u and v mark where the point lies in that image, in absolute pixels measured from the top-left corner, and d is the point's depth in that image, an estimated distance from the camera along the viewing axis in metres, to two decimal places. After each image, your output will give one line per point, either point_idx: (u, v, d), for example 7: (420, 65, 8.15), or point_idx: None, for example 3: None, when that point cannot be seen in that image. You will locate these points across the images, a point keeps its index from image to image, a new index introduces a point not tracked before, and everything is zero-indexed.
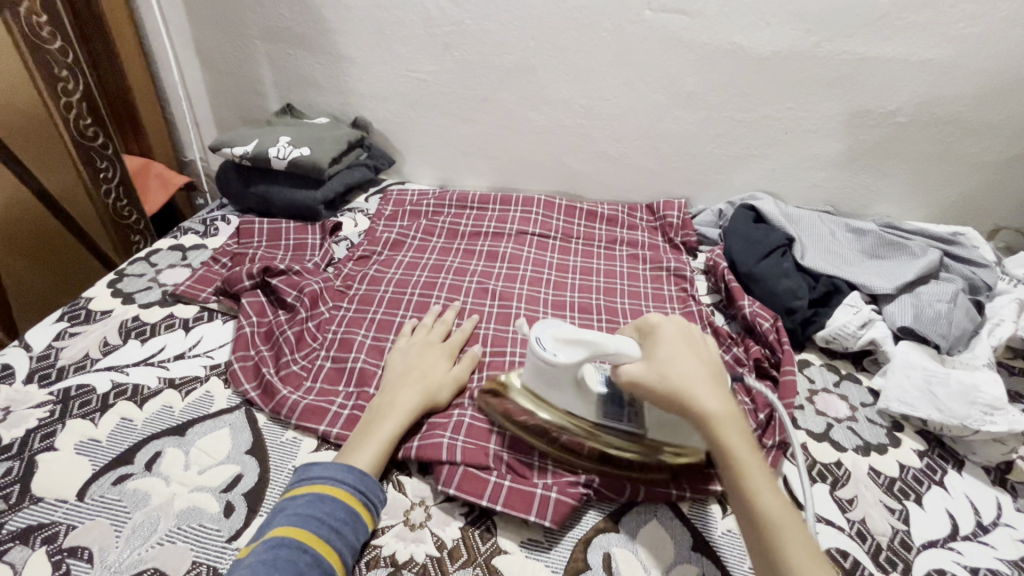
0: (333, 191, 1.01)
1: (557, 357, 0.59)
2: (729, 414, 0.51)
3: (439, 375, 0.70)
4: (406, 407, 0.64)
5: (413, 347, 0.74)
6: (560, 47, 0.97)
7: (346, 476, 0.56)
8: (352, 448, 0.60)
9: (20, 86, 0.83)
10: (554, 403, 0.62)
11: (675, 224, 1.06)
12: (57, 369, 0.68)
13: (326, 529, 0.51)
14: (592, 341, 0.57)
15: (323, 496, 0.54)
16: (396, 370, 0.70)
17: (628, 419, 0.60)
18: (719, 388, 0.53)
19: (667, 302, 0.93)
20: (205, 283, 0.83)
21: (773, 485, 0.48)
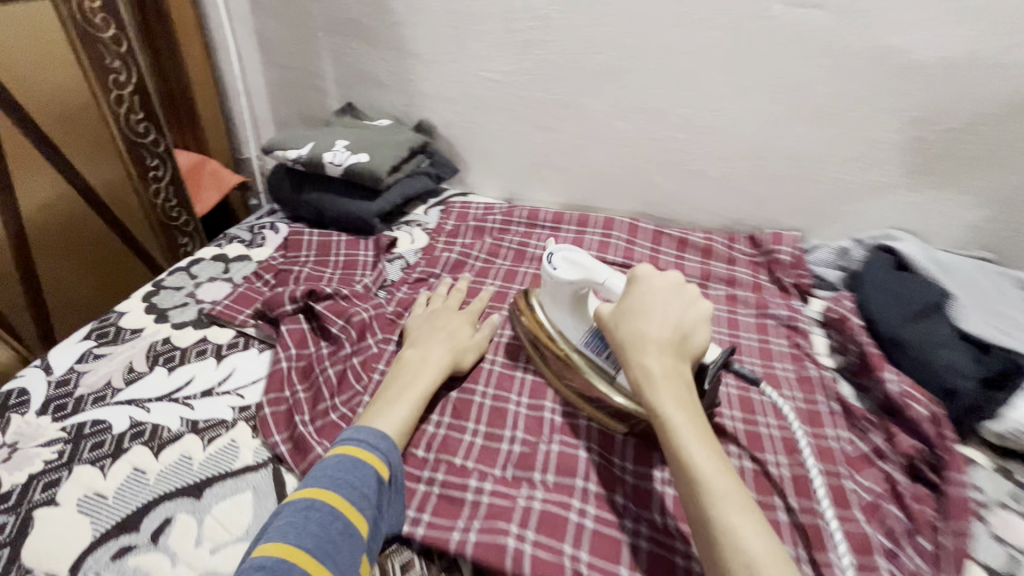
0: (390, 203, 0.90)
1: (557, 271, 0.63)
2: (668, 377, 0.49)
3: (463, 339, 0.68)
4: (435, 366, 0.63)
5: (433, 312, 0.72)
6: (661, 47, 0.82)
7: (380, 442, 0.54)
8: (380, 406, 0.59)
9: (69, 77, 0.77)
10: (554, 321, 0.65)
11: (783, 263, 0.89)
12: (74, 400, 0.60)
13: (358, 496, 0.49)
14: (592, 269, 0.61)
15: (354, 460, 0.51)
16: (421, 331, 0.69)
17: (608, 357, 0.60)
18: (669, 349, 0.51)
19: (776, 360, 0.77)
20: (245, 302, 0.74)
21: (712, 455, 0.45)
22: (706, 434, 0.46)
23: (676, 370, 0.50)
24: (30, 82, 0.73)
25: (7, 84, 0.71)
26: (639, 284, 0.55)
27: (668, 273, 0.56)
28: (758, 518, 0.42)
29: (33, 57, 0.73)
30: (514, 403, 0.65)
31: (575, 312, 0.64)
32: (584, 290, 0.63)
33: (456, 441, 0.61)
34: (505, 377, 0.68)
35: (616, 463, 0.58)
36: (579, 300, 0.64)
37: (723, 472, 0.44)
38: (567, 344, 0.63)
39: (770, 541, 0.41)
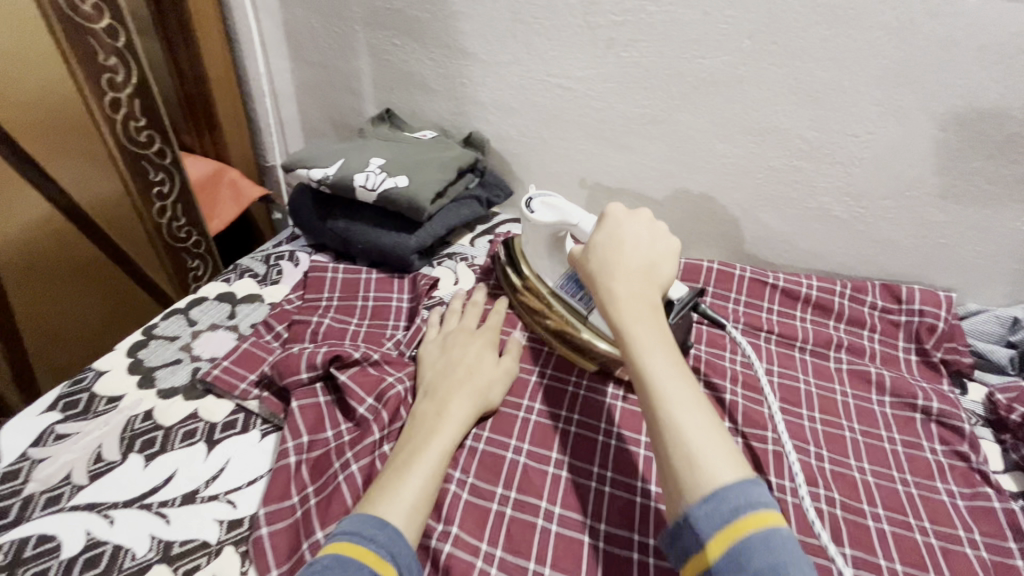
0: (432, 237, 0.74)
1: (532, 215, 0.62)
2: (627, 293, 0.49)
3: (487, 369, 0.57)
4: (457, 418, 0.52)
5: (449, 340, 0.60)
6: (794, 52, 0.63)
7: (377, 534, 0.41)
8: (388, 484, 0.46)
9: (51, 77, 0.64)
10: (533, 264, 0.65)
11: (936, 332, 0.69)
12: (21, 501, 0.47)
13: None
14: (567, 212, 0.60)
15: (346, 561, 0.39)
16: (437, 372, 0.57)
17: (581, 299, 0.61)
18: (634, 269, 0.51)
19: (936, 477, 0.58)
20: (250, 364, 0.59)
21: (669, 362, 0.45)
22: (666, 346, 0.46)
23: (642, 291, 0.50)
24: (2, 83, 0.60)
25: None
26: (612, 218, 0.56)
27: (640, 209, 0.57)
28: (708, 418, 0.42)
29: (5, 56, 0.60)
30: (589, 532, 0.49)
31: (551, 255, 0.64)
32: (562, 232, 0.62)
33: None
34: (574, 487, 0.52)
35: None
36: (557, 241, 0.63)
37: (679, 380, 0.44)
38: (544, 287, 0.64)
39: (715, 437, 0.41)
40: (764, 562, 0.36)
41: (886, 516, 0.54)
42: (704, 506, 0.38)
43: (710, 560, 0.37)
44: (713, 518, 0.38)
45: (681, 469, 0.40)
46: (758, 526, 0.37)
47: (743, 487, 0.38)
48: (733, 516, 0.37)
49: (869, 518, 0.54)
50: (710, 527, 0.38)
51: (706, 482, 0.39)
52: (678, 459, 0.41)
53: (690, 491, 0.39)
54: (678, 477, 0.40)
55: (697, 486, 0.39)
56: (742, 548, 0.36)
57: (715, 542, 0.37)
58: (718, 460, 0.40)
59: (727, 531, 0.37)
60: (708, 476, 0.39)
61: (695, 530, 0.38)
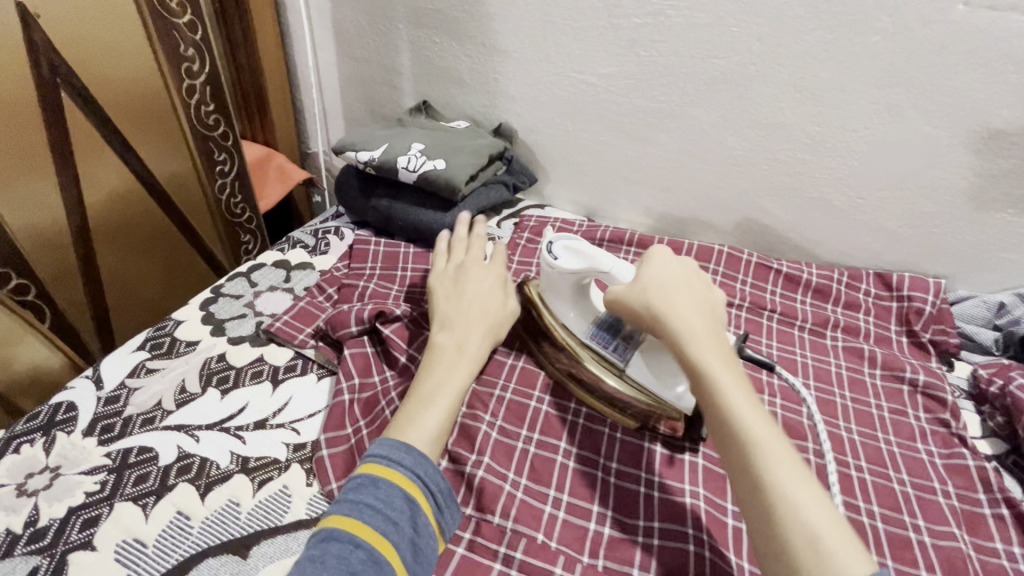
0: (465, 216, 0.81)
1: (558, 262, 0.60)
2: (712, 350, 0.48)
3: (495, 309, 0.63)
4: (473, 357, 0.59)
5: (462, 278, 0.66)
6: (798, 53, 0.70)
7: (403, 456, 0.48)
8: (412, 413, 0.53)
9: (141, 67, 0.74)
10: (556, 310, 0.63)
11: (924, 315, 0.75)
12: (122, 420, 0.55)
13: (382, 518, 0.44)
14: (596, 258, 0.58)
15: (378, 480, 0.47)
16: (451, 311, 0.62)
17: (614, 349, 0.59)
18: (709, 326, 0.50)
19: (919, 439, 0.64)
20: (306, 319, 0.67)
21: (769, 429, 0.43)
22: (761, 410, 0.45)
23: (717, 341, 0.49)
24: (106, 68, 0.70)
25: (82, 79, 0.68)
26: (663, 257, 0.56)
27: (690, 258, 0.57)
28: (818, 491, 0.40)
29: (106, 49, 0.69)
30: (601, 469, 0.57)
31: (577, 302, 0.62)
32: (586, 279, 0.60)
33: (536, 512, 0.53)
34: (590, 433, 0.60)
35: (732, 562, 0.50)
36: (582, 288, 0.62)
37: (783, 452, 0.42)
38: (570, 337, 0.62)
39: (834, 518, 0.39)
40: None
41: (869, 468, 0.61)
42: None
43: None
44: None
45: (803, 546, 0.37)
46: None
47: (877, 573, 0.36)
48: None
49: (853, 469, 0.61)
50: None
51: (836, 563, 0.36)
52: (797, 538, 0.38)
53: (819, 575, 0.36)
54: (798, 555, 0.37)
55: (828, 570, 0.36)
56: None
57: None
58: (840, 539, 0.37)
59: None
60: (837, 556, 0.36)
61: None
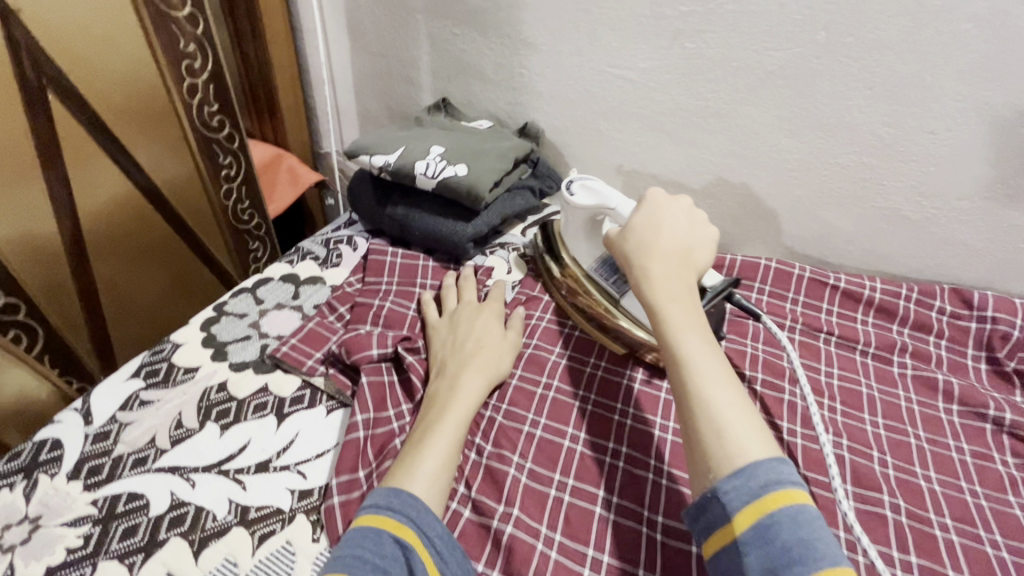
0: (488, 225, 0.74)
1: (573, 198, 0.63)
2: (664, 275, 0.50)
3: (493, 347, 0.59)
4: (472, 393, 0.53)
5: (455, 317, 0.62)
6: (872, 45, 0.61)
7: (393, 501, 0.44)
8: (409, 458, 0.48)
9: (138, 64, 0.68)
10: (569, 245, 0.67)
11: (1010, 341, 0.66)
12: (111, 460, 0.50)
13: (372, 571, 0.40)
14: (605, 197, 0.61)
15: (366, 531, 0.43)
16: (447, 351, 0.58)
17: (614, 283, 0.62)
18: (670, 255, 0.52)
19: (1010, 491, 0.56)
20: (316, 343, 0.61)
21: (702, 341, 0.46)
22: (702, 331, 0.47)
23: (676, 271, 0.51)
24: (98, 66, 0.64)
25: (71, 77, 0.62)
26: (652, 201, 0.58)
27: (682, 200, 0.58)
28: (739, 397, 0.43)
29: (99, 43, 0.63)
30: (645, 523, 0.50)
31: (585, 238, 0.65)
32: (599, 215, 0.63)
33: None
34: (632, 478, 0.53)
35: None
36: (594, 224, 0.64)
37: (712, 361, 0.45)
38: (578, 268, 0.65)
39: (746, 419, 0.41)
40: (794, 538, 0.36)
41: (956, 529, 0.52)
42: (733, 481, 0.39)
43: (736, 531, 0.37)
44: (742, 492, 0.38)
45: (709, 440, 0.41)
46: (786, 502, 0.37)
47: (775, 467, 0.39)
48: (763, 490, 0.38)
49: (937, 529, 0.53)
50: (738, 500, 0.38)
51: (737, 455, 0.40)
52: (707, 433, 0.41)
53: (719, 465, 0.40)
54: (705, 447, 0.41)
55: (727, 459, 0.40)
56: (771, 521, 0.37)
57: (743, 516, 0.37)
58: (748, 439, 0.40)
59: (759, 504, 0.37)
60: (738, 449, 0.40)
61: (722, 503, 0.39)
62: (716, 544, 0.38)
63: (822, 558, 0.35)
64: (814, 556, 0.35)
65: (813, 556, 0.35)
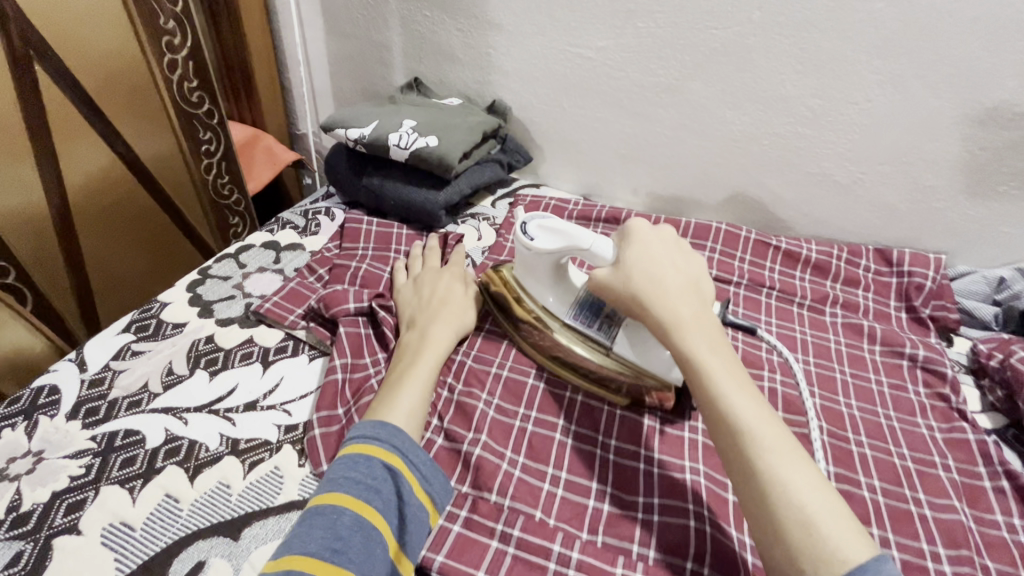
0: (458, 194, 0.80)
1: (534, 243, 0.58)
2: (698, 332, 0.49)
3: (458, 302, 0.63)
4: (439, 341, 0.58)
5: (421, 279, 0.66)
6: (801, 22, 0.68)
7: (380, 432, 0.48)
8: (388, 395, 0.52)
9: (119, 38, 0.71)
10: (533, 292, 0.61)
11: (924, 290, 0.75)
12: (107, 403, 0.54)
13: (365, 489, 0.44)
14: (574, 236, 0.56)
15: (357, 456, 0.46)
16: (414, 309, 0.63)
17: (599, 328, 0.58)
18: (694, 307, 0.51)
19: (918, 414, 0.64)
20: (297, 300, 0.66)
21: (759, 410, 0.44)
22: (752, 396, 0.45)
23: (707, 326, 0.50)
24: (81, 39, 0.67)
25: (56, 49, 0.65)
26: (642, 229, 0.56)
27: (664, 230, 0.57)
28: (812, 472, 0.40)
29: (83, 17, 0.66)
30: (600, 446, 0.56)
31: (553, 283, 0.60)
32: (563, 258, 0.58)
33: (534, 490, 0.52)
34: (589, 410, 0.59)
35: (732, 537, 0.49)
36: (560, 269, 0.60)
37: (774, 434, 0.43)
38: (553, 320, 0.60)
39: (825, 496, 0.39)
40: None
41: (871, 444, 0.60)
42: None
43: None
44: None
45: (800, 533, 0.38)
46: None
47: (879, 559, 0.36)
48: None
49: (854, 444, 0.60)
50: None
51: (835, 549, 0.36)
52: (794, 524, 0.38)
53: (820, 567, 0.36)
54: (796, 545, 0.37)
55: (828, 561, 0.36)
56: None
57: None
58: (837, 524, 0.38)
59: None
60: (837, 547, 0.36)
61: None
62: None
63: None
64: None
65: None
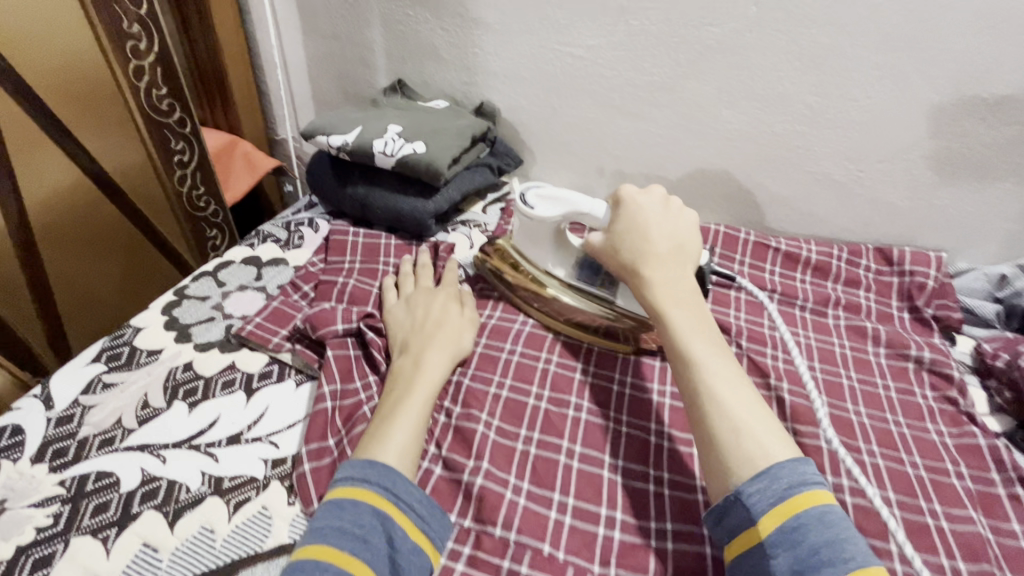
0: (448, 203, 0.76)
1: (535, 212, 0.61)
2: (664, 281, 0.52)
3: (454, 323, 0.60)
4: (435, 370, 0.55)
5: (412, 299, 0.63)
6: (798, 18, 0.65)
7: (368, 473, 0.46)
8: (380, 429, 0.49)
9: (77, 48, 0.66)
10: (532, 256, 0.66)
11: (927, 290, 0.73)
12: (76, 442, 0.50)
13: (352, 540, 0.42)
14: (572, 201, 0.60)
15: (345, 502, 0.44)
16: (407, 332, 0.59)
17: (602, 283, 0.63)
18: (666, 258, 0.54)
19: (927, 420, 0.62)
20: (281, 321, 0.62)
21: (710, 345, 0.48)
22: (707, 335, 0.49)
23: (676, 277, 0.53)
24: (35, 49, 0.63)
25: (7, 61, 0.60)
26: (633, 192, 0.58)
27: (656, 189, 0.59)
28: (750, 395, 0.46)
29: (34, 25, 0.62)
30: (607, 468, 0.53)
31: (555, 250, 0.64)
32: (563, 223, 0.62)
33: (540, 519, 0.50)
34: (593, 428, 0.56)
35: None
36: (560, 234, 0.63)
37: (722, 364, 0.47)
38: (551, 281, 0.64)
39: (758, 416, 0.44)
40: (822, 537, 0.38)
41: (883, 454, 0.58)
42: (756, 484, 0.41)
43: (763, 534, 0.40)
44: (769, 494, 0.40)
45: (730, 442, 0.43)
46: (810, 504, 0.40)
47: (794, 463, 0.42)
48: (787, 494, 0.40)
49: (866, 454, 0.59)
50: (762, 502, 0.40)
51: (757, 458, 0.42)
52: (727, 438, 0.43)
53: (742, 468, 0.42)
54: (726, 449, 0.43)
55: (750, 463, 0.42)
56: (797, 523, 0.39)
57: (769, 519, 0.40)
58: (766, 439, 0.43)
59: (784, 507, 0.40)
60: (760, 452, 0.42)
61: (747, 508, 0.41)
62: (741, 546, 0.41)
63: (851, 558, 0.37)
64: (840, 556, 0.37)
65: (841, 555, 0.37)
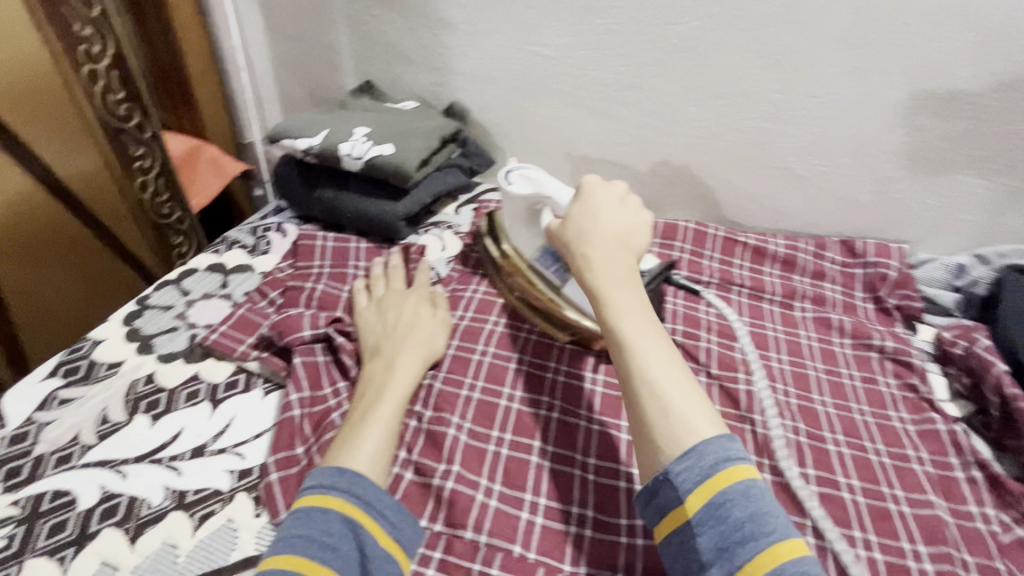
0: (418, 204, 0.76)
1: (512, 186, 0.62)
2: (605, 264, 0.51)
3: (426, 325, 0.60)
4: (407, 374, 0.54)
5: (383, 300, 0.62)
6: (759, 17, 0.67)
7: (338, 480, 0.45)
8: (350, 436, 0.49)
9: (29, 54, 0.65)
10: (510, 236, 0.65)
11: (889, 281, 0.75)
12: (32, 461, 0.49)
13: (319, 548, 0.41)
14: (548, 185, 0.59)
15: (312, 510, 0.43)
16: (378, 335, 0.58)
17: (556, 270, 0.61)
18: (611, 243, 0.52)
19: (891, 408, 0.64)
20: (247, 327, 0.60)
21: (646, 326, 0.47)
22: (645, 317, 0.47)
23: (619, 262, 0.51)
24: None
25: None
26: (592, 184, 0.57)
27: (613, 183, 0.57)
28: (681, 374, 0.44)
29: None
30: (578, 467, 0.53)
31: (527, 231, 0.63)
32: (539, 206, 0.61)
33: (512, 521, 0.50)
34: (564, 427, 0.56)
35: None
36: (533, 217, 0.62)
37: (656, 345, 0.46)
38: (522, 259, 0.64)
39: (688, 395, 0.43)
40: (744, 512, 0.38)
41: (847, 442, 0.60)
42: (682, 462, 0.40)
43: (689, 514, 0.39)
44: (692, 473, 0.39)
45: (657, 420, 0.42)
46: (736, 479, 0.39)
47: (720, 440, 0.40)
48: (713, 470, 0.39)
49: (831, 442, 0.60)
50: (687, 479, 0.39)
51: (684, 436, 0.41)
52: (655, 416, 0.42)
53: (670, 448, 0.41)
54: (653, 429, 0.42)
55: (676, 442, 0.41)
56: (722, 499, 0.38)
57: (695, 498, 0.39)
58: (694, 417, 0.42)
59: (709, 484, 0.39)
60: (686, 430, 0.41)
61: (674, 487, 0.40)
62: (670, 526, 0.40)
63: (770, 531, 0.37)
64: (762, 530, 0.37)
65: (764, 528, 0.37)
